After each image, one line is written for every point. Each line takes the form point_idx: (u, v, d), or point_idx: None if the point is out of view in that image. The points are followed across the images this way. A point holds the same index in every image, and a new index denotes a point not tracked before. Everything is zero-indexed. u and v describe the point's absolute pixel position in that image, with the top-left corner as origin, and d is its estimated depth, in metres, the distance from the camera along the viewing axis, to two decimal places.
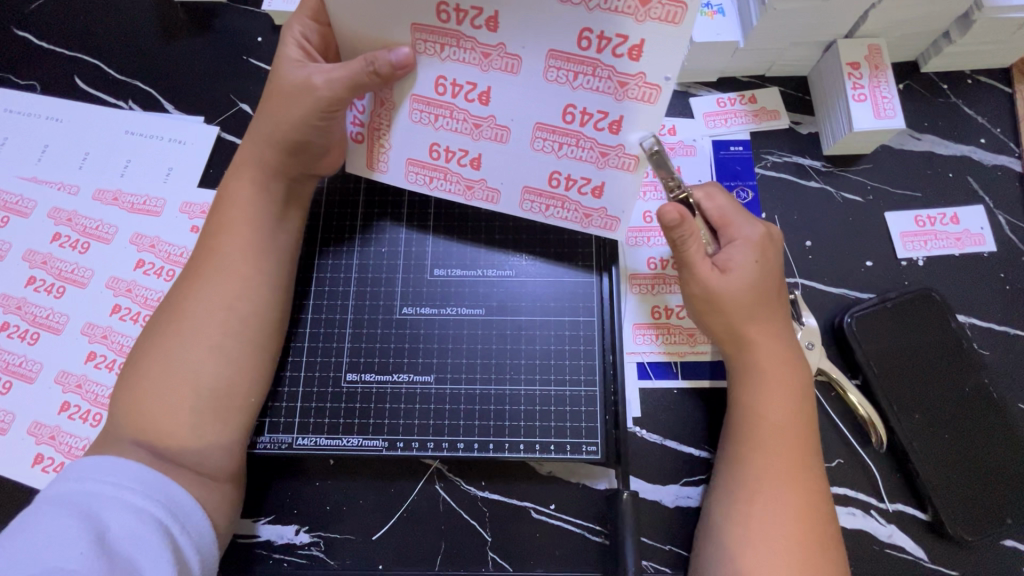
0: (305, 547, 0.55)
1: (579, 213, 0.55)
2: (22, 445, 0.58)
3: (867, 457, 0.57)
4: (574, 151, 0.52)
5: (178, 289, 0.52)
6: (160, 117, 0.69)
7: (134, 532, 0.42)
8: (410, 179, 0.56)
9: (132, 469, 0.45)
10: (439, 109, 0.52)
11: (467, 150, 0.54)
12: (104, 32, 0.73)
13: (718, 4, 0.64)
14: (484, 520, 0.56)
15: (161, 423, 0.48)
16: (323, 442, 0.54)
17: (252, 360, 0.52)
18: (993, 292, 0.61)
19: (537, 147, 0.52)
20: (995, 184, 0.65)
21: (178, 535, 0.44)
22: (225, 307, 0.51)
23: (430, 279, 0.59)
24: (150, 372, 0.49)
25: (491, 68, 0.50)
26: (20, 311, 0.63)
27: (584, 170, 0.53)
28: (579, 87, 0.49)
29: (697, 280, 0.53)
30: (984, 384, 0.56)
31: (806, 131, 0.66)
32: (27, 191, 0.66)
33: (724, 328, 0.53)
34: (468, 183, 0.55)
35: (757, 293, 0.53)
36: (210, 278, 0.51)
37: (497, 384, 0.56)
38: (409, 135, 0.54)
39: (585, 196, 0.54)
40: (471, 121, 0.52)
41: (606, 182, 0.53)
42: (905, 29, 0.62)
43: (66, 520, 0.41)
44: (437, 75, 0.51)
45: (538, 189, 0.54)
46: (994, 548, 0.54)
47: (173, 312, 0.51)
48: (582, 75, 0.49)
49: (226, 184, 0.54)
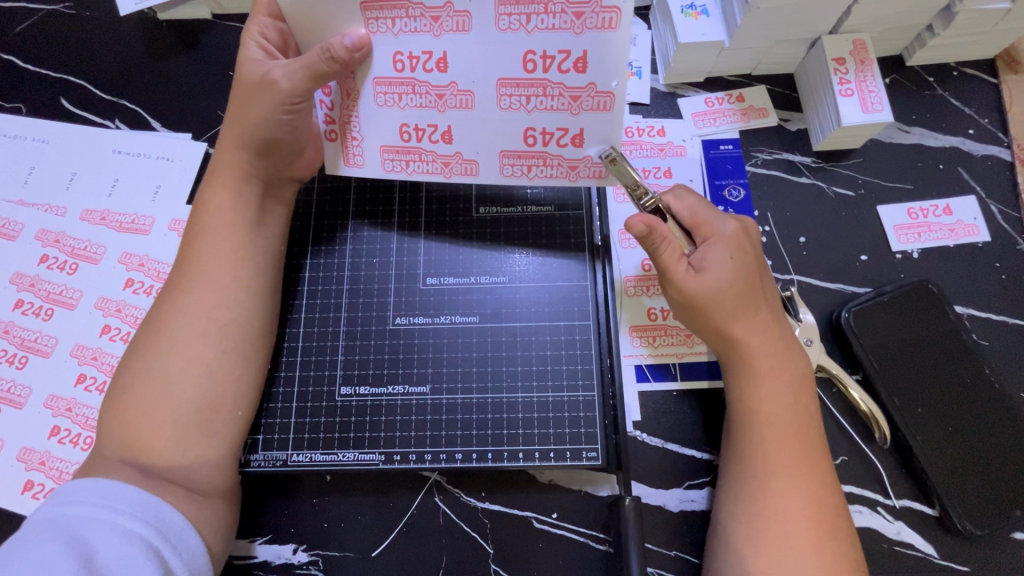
0: (304, 566, 0.54)
1: (564, 168, 0.54)
2: (12, 472, 0.57)
3: (871, 452, 0.56)
4: (543, 101, 0.51)
5: (160, 302, 0.51)
6: (147, 135, 0.69)
7: (121, 554, 0.41)
8: (386, 167, 0.55)
9: (121, 491, 0.44)
10: (402, 86, 0.51)
11: (436, 125, 0.53)
12: (89, 52, 0.73)
13: (702, 4, 0.64)
14: (485, 531, 0.54)
15: (147, 440, 0.47)
16: (318, 458, 0.53)
17: (239, 369, 0.51)
18: (990, 282, 0.61)
19: (503, 106, 0.51)
20: (986, 174, 0.64)
21: (168, 556, 0.43)
22: (201, 315, 0.50)
23: (424, 288, 0.58)
24: (131, 387, 0.48)
25: (443, 31, 0.49)
26: (7, 335, 0.62)
27: (559, 120, 0.52)
28: (534, 29, 0.48)
29: (675, 282, 0.52)
30: (985, 374, 0.56)
31: (795, 128, 0.66)
32: (13, 214, 0.66)
33: (710, 329, 0.53)
34: (444, 160, 0.55)
35: (738, 289, 0.52)
36: (186, 288, 0.51)
37: (494, 393, 0.55)
38: (379, 121, 0.53)
39: (566, 147, 0.53)
40: (434, 93, 0.51)
41: (584, 128, 0.52)
42: (888, 24, 0.62)
43: (54, 545, 0.40)
44: (394, 52, 0.50)
45: (516, 151, 0.53)
46: (1005, 542, 0.53)
47: (154, 326, 0.50)
48: (535, 16, 0.47)
49: (203, 193, 0.54)
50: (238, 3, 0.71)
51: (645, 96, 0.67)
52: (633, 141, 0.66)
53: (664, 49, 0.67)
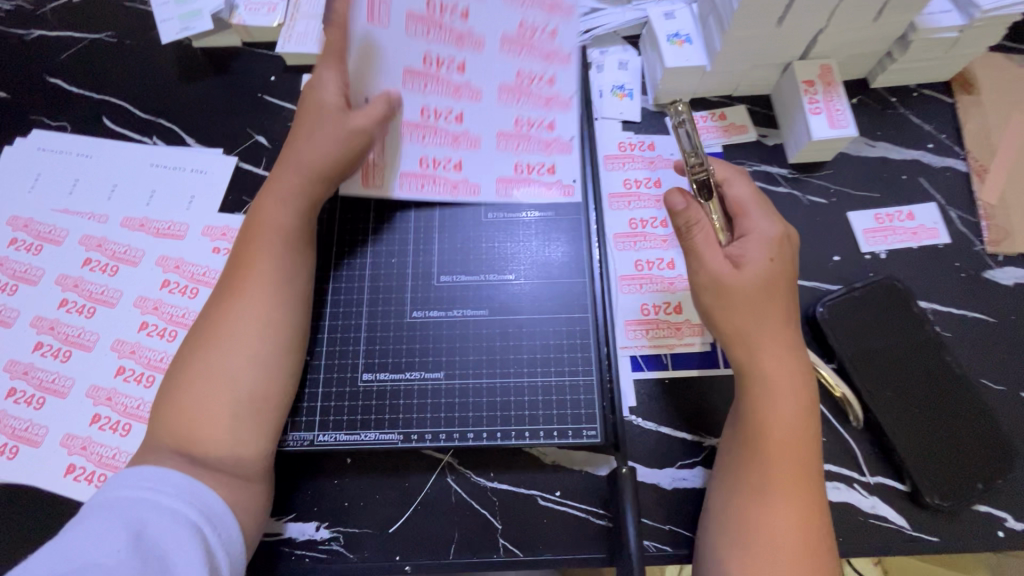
0: (326, 541, 0.58)
1: (540, 100, 0.59)
2: (57, 456, 0.62)
3: (847, 434, 0.61)
4: (528, 110, 0.59)
5: (215, 306, 0.56)
6: (183, 150, 0.75)
7: (169, 531, 0.45)
8: (404, 188, 0.63)
9: (169, 476, 0.48)
10: (425, 130, 0.60)
11: (451, 158, 0.62)
12: (129, 76, 0.80)
13: (686, 34, 0.71)
14: (494, 508, 0.59)
15: (204, 432, 0.51)
16: (342, 438, 0.58)
17: (283, 364, 0.56)
18: (951, 279, 0.67)
19: (501, 148, 0.61)
20: (945, 183, 0.71)
21: (209, 536, 0.47)
22: (256, 313, 0.55)
23: (438, 284, 0.64)
24: (192, 386, 0.53)
25: (462, 96, 0.58)
26: (53, 331, 0.67)
27: (537, 159, 0.63)
28: (523, 106, 0.59)
29: (710, 274, 0.57)
30: (948, 360, 0.61)
31: (772, 142, 0.73)
32: (59, 221, 0.72)
33: (734, 329, 0.56)
34: (455, 184, 0.63)
35: (769, 288, 0.56)
36: (245, 290, 0.56)
37: (501, 378, 0.60)
38: (402, 154, 0.62)
39: (544, 87, 0.58)
40: (452, 136, 0.60)
41: (558, 73, 0.57)
42: (851, 51, 0.70)
43: (112, 521, 0.45)
44: (421, 104, 0.58)
45: (507, 133, 0.60)
46: (971, 513, 0.58)
47: (211, 328, 0.55)
48: (527, 94, 0.58)
49: (259, 208, 0.59)
50: (267, 33, 0.79)
51: (636, 115, 0.74)
52: (625, 155, 0.73)
53: (653, 73, 0.74)
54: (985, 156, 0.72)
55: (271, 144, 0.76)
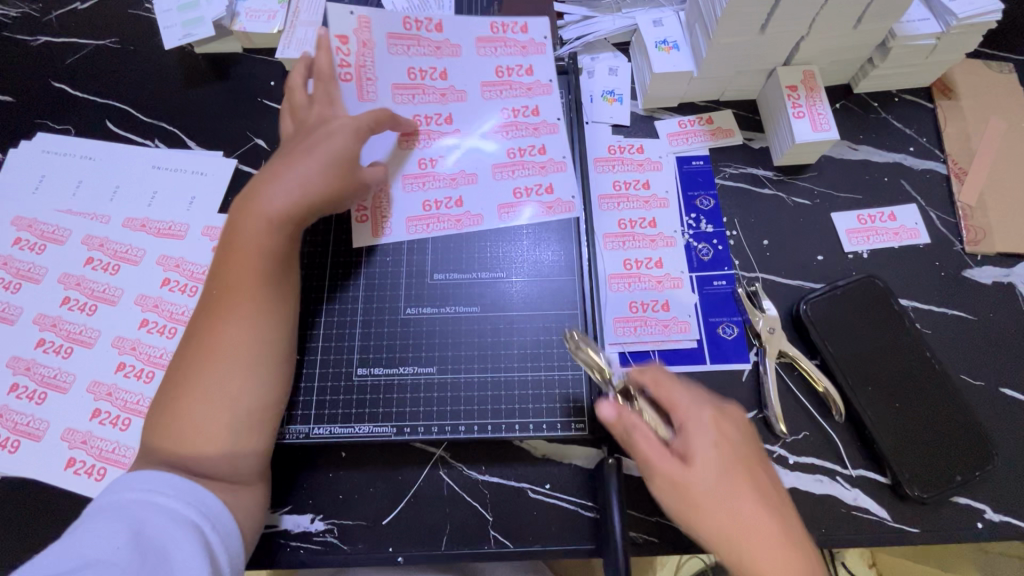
0: (322, 533, 0.60)
1: (529, 128, 0.70)
2: (57, 450, 0.63)
3: (830, 429, 0.63)
4: (516, 132, 0.70)
5: (203, 325, 0.55)
6: (184, 153, 0.77)
7: (172, 534, 0.46)
8: (410, 231, 0.67)
9: (169, 480, 0.49)
10: (426, 176, 0.68)
11: (451, 197, 0.68)
12: (132, 80, 0.82)
13: (673, 41, 0.74)
14: (485, 501, 0.60)
15: (205, 448, 0.51)
16: (337, 431, 0.60)
17: (286, 370, 0.57)
18: (931, 278, 0.69)
19: (499, 178, 0.69)
20: (925, 185, 0.73)
21: (208, 533, 0.49)
22: (248, 330, 0.55)
23: (431, 282, 0.66)
24: (191, 409, 0.52)
25: (454, 143, 0.69)
26: (55, 328, 0.68)
27: (534, 180, 0.69)
28: (512, 137, 0.70)
29: (663, 483, 0.48)
30: (927, 356, 0.63)
31: (758, 146, 0.75)
32: (63, 221, 0.74)
33: (716, 533, 0.46)
34: (457, 218, 0.67)
35: (728, 479, 0.47)
36: (235, 301, 0.55)
37: (493, 372, 0.62)
38: (405, 201, 0.68)
39: (529, 117, 0.71)
40: (449, 178, 0.68)
41: (539, 104, 0.71)
42: (833, 57, 0.72)
43: (116, 524, 0.45)
44: (419, 157, 0.69)
45: (502, 163, 0.69)
46: (950, 505, 0.60)
47: (204, 349, 0.54)
48: (511, 131, 0.70)
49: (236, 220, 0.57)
50: (267, 39, 0.81)
51: (625, 119, 0.77)
52: (614, 158, 0.75)
53: (642, 79, 0.77)
54: (964, 158, 0.74)
55: (271, 147, 0.78)
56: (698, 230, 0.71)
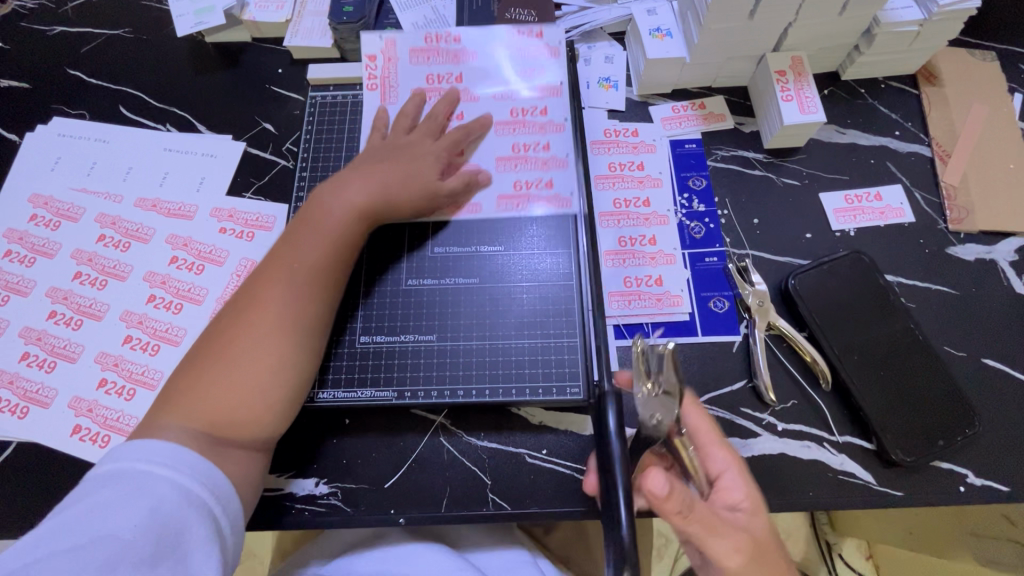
0: (325, 496, 0.62)
1: (536, 126, 0.73)
2: (63, 417, 0.65)
3: (818, 398, 0.65)
4: (523, 129, 0.73)
5: (278, 295, 0.57)
6: (194, 136, 0.80)
7: (172, 501, 0.47)
8: None
9: (161, 447, 0.49)
10: None
11: None
12: (145, 68, 0.85)
13: (667, 29, 0.77)
14: (484, 465, 0.63)
15: (252, 419, 0.54)
16: (341, 395, 0.62)
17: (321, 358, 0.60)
18: (915, 255, 0.71)
19: (501, 169, 0.71)
20: (910, 167, 0.76)
21: (213, 505, 0.49)
22: (304, 315, 0.57)
23: (432, 255, 0.68)
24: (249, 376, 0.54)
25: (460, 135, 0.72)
26: (66, 301, 0.71)
27: (534, 175, 0.71)
28: (517, 134, 0.72)
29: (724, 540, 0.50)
30: (912, 328, 0.65)
31: (749, 130, 0.78)
32: (77, 200, 0.76)
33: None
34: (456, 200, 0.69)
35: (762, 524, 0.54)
36: (293, 287, 0.57)
37: (490, 340, 0.64)
38: None
39: (536, 116, 0.73)
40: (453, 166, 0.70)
41: (546, 104, 0.74)
42: (821, 44, 0.75)
43: (118, 490, 0.46)
44: None
45: (506, 155, 0.71)
46: (933, 469, 0.62)
47: (274, 323, 0.56)
48: (517, 127, 0.73)
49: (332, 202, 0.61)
50: (276, 28, 0.84)
51: (621, 104, 0.79)
52: (610, 141, 0.77)
53: (637, 66, 0.79)
54: (947, 142, 0.76)
55: (279, 131, 0.80)
56: (690, 210, 0.74)
